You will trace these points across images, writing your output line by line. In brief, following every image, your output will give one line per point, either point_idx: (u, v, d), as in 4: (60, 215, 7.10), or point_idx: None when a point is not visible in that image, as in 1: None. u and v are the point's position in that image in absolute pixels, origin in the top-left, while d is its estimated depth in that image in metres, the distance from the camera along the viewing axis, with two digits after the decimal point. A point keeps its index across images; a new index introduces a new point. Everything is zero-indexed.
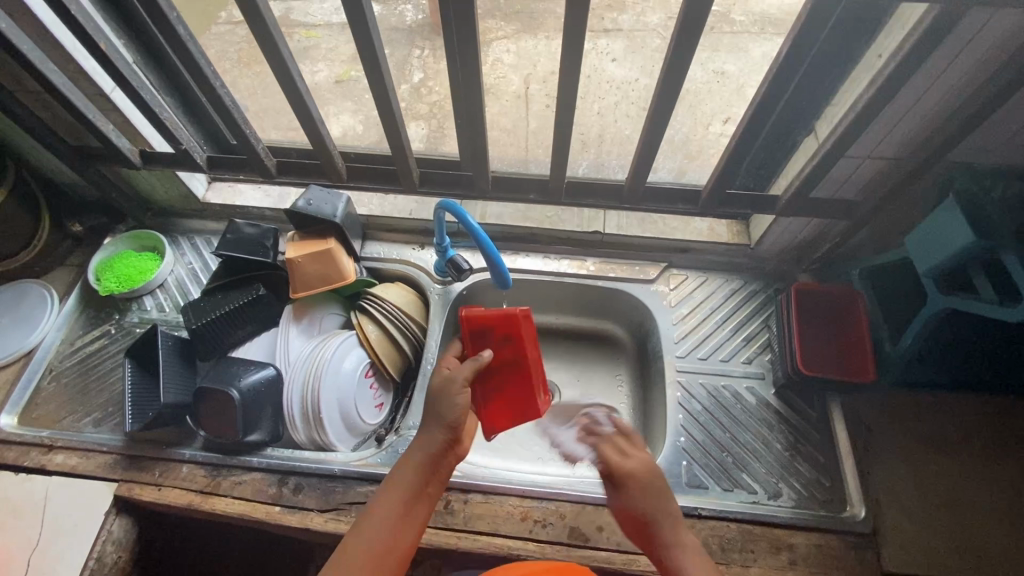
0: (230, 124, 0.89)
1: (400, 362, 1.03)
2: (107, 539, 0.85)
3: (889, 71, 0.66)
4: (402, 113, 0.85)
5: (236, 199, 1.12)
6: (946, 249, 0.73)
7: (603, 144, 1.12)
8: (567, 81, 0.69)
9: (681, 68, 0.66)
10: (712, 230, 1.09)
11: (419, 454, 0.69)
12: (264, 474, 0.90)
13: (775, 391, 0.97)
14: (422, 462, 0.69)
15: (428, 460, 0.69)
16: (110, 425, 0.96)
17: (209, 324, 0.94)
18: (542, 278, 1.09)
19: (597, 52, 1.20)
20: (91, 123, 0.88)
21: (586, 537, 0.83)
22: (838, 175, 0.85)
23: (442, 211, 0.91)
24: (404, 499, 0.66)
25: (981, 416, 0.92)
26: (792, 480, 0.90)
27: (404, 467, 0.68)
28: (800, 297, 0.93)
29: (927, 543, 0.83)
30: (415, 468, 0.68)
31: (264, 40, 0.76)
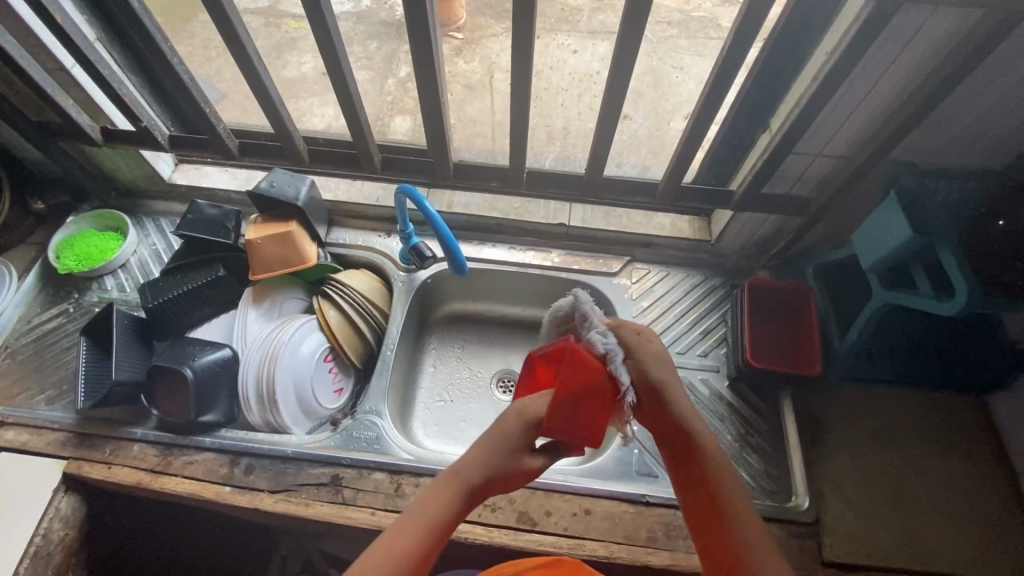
0: (190, 104, 0.88)
1: (360, 347, 1.03)
2: (55, 516, 0.85)
3: (831, 67, 0.67)
4: (362, 100, 0.86)
5: (202, 180, 1.12)
6: (886, 246, 0.76)
7: (570, 137, 1.13)
8: (521, 69, 0.70)
9: (628, 60, 0.67)
10: (675, 226, 1.11)
11: (459, 481, 0.61)
12: (216, 455, 0.90)
13: (728, 383, 0.99)
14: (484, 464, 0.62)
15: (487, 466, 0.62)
16: (63, 403, 0.95)
17: (165, 304, 0.94)
18: (507, 268, 1.10)
19: (560, 45, 1.24)
20: (50, 97, 0.87)
21: (533, 521, 0.84)
22: (791, 172, 0.87)
23: (403, 197, 0.92)
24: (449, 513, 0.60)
25: (926, 411, 0.94)
26: (740, 471, 0.91)
27: (444, 489, 0.61)
28: (753, 291, 0.95)
29: (867, 533, 0.85)
30: (457, 495, 0.60)
31: (221, 22, 0.76)
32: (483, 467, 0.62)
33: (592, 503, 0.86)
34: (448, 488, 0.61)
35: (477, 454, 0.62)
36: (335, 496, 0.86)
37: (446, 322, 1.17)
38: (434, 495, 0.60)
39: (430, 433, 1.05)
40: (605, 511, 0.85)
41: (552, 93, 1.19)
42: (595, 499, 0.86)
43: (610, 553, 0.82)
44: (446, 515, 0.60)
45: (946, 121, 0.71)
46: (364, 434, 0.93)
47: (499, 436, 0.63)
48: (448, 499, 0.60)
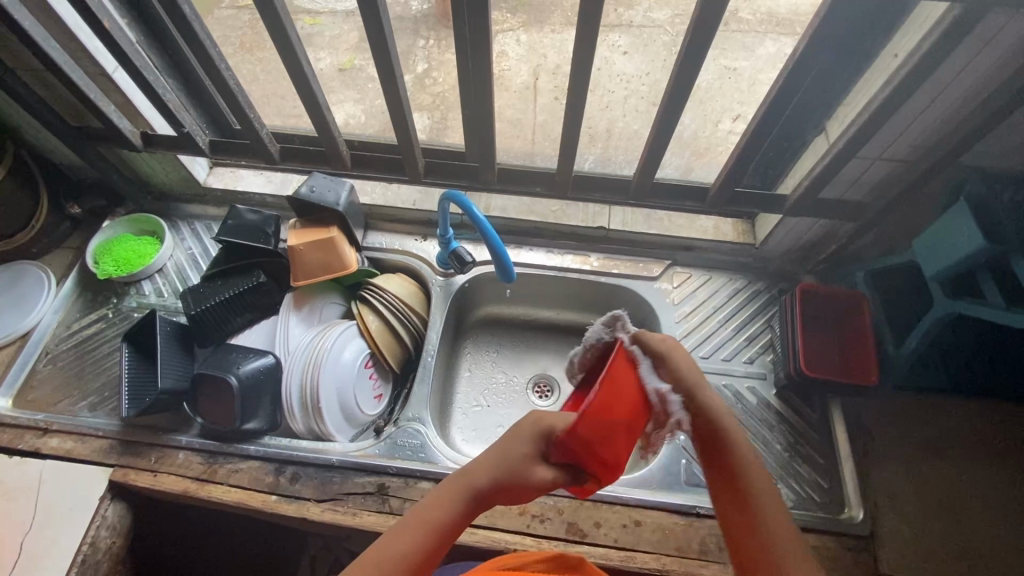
0: (234, 107, 0.87)
1: (399, 353, 1.02)
2: (102, 524, 0.84)
3: (906, 71, 0.65)
4: (410, 103, 0.84)
5: (237, 184, 1.11)
6: (953, 255, 0.74)
7: (611, 139, 1.10)
8: (579, 74, 0.68)
9: (695, 64, 0.65)
10: (718, 228, 1.08)
11: (466, 482, 0.59)
12: (260, 463, 0.89)
13: (776, 391, 0.97)
14: (492, 466, 0.60)
15: (497, 468, 0.59)
16: (106, 409, 0.95)
17: (208, 310, 0.93)
18: (546, 272, 1.08)
19: (609, 45, 1.21)
20: (93, 103, 0.86)
21: (583, 533, 0.83)
22: (848, 176, 0.84)
23: (447, 201, 0.90)
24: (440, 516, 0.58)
25: (979, 420, 0.92)
26: (791, 481, 0.89)
27: (468, 476, 0.60)
28: (804, 298, 0.93)
29: (924, 547, 0.83)
30: (456, 502, 0.59)
31: (272, 25, 0.75)
32: (496, 473, 0.59)
33: (642, 514, 0.85)
34: (470, 477, 0.60)
35: (493, 459, 0.60)
36: (381, 506, 0.85)
37: (480, 327, 1.15)
38: (449, 488, 0.60)
39: (469, 439, 1.04)
40: (655, 523, 0.84)
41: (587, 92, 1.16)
42: (645, 510, 0.85)
43: (662, 565, 0.81)
44: (450, 518, 0.59)
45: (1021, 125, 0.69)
46: (407, 441, 0.92)
47: (509, 449, 0.60)
48: (464, 486, 0.59)
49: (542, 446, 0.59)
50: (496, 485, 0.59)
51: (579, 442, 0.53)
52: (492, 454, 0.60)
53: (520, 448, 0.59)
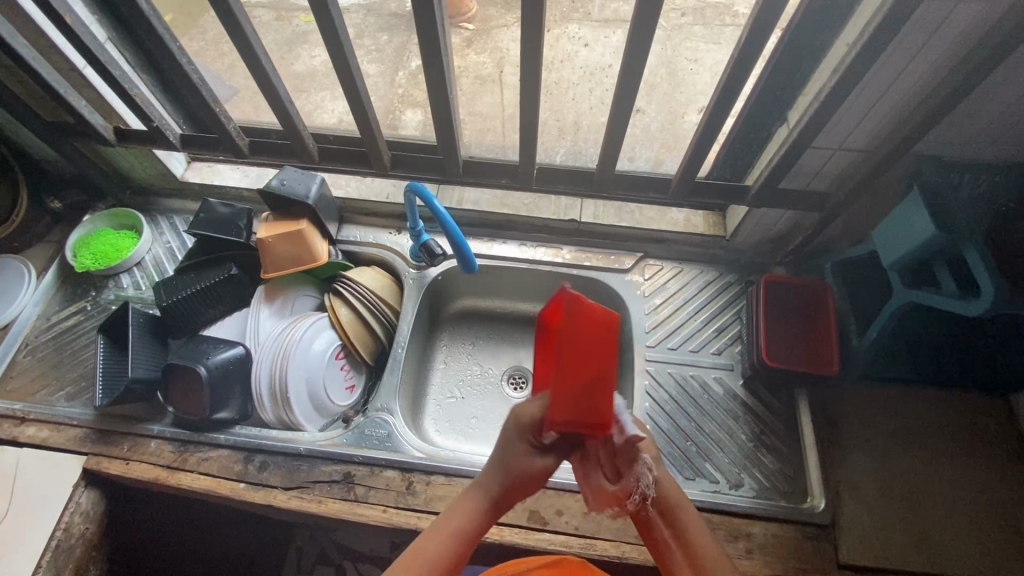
0: (200, 102, 0.88)
1: (370, 344, 1.03)
2: (75, 510, 0.87)
3: (851, 60, 0.65)
4: (370, 96, 0.85)
5: (214, 178, 1.13)
6: (908, 244, 0.74)
7: (580, 131, 1.11)
8: (529, 65, 0.69)
9: (641, 55, 0.65)
10: (689, 220, 1.09)
11: (481, 485, 0.62)
12: (230, 452, 0.91)
13: (743, 381, 0.97)
14: (497, 469, 0.62)
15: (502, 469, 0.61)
16: (82, 399, 0.97)
17: (180, 302, 0.95)
18: (517, 265, 1.09)
19: (568, 37, 1.22)
20: (62, 98, 0.87)
21: (545, 520, 0.84)
22: (809, 165, 0.85)
23: (412, 194, 0.91)
24: (466, 526, 0.60)
25: (946, 411, 0.92)
26: (754, 470, 0.90)
27: (482, 484, 0.62)
28: (768, 289, 0.93)
29: (884, 537, 0.83)
30: (476, 505, 0.61)
31: (229, 20, 0.76)
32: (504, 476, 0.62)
33: None
34: (484, 484, 0.62)
35: (498, 464, 0.62)
36: (347, 493, 0.87)
37: (456, 319, 1.16)
38: (464, 501, 0.62)
39: (441, 429, 1.05)
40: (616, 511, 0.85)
41: (561, 86, 1.17)
42: None
43: (621, 552, 0.82)
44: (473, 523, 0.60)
45: (971, 115, 0.69)
46: (375, 431, 0.93)
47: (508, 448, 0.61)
48: (483, 493, 0.62)
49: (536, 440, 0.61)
50: (508, 484, 0.62)
51: (568, 420, 0.53)
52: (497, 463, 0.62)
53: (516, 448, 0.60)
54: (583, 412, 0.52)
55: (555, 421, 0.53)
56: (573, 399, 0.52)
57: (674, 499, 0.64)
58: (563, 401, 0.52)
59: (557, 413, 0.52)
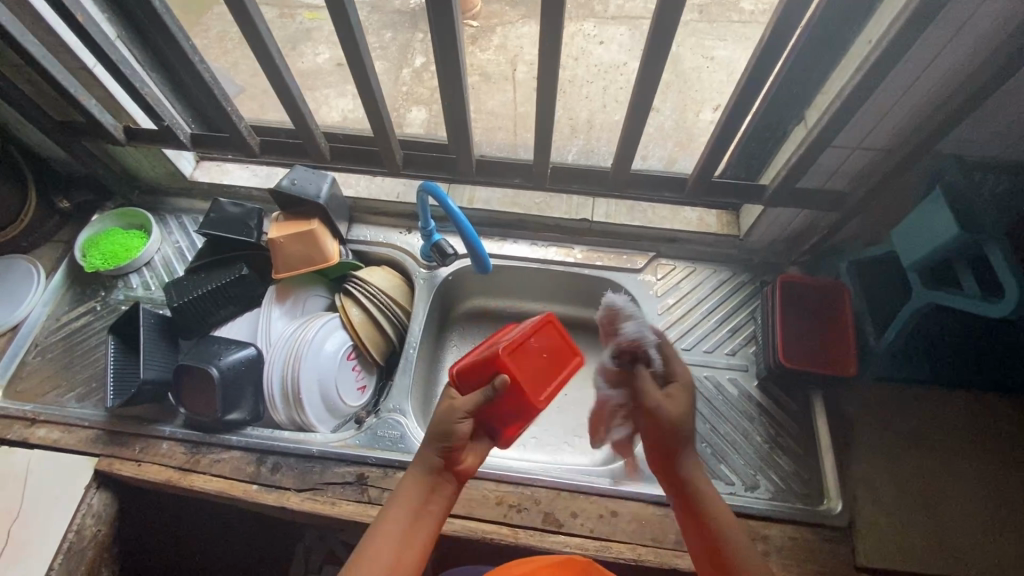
0: (212, 101, 0.88)
1: (382, 345, 1.02)
2: (87, 512, 0.86)
3: (876, 57, 0.64)
4: (384, 95, 0.84)
5: (223, 178, 1.12)
6: (929, 245, 0.73)
7: (593, 130, 1.10)
8: (547, 63, 0.68)
9: (661, 52, 0.65)
10: (702, 219, 1.08)
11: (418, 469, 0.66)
12: (242, 453, 0.90)
13: (758, 383, 0.97)
14: (428, 454, 0.66)
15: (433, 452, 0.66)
16: (93, 400, 0.96)
17: (192, 303, 0.94)
18: (528, 265, 1.08)
19: (584, 35, 1.21)
20: (72, 97, 0.86)
21: (560, 523, 0.84)
22: (828, 165, 0.84)
23: (424, 194, 0.91)
24: (411, 509, 0.63)
25: (963, 411, 0.91)
26: (770, 472, 0.89)
27: (400, 502, 0.64)
28: (785, 289, 0.92)
29: (903, 539, 0.83)
30: (420, 488, 0.65)
31: (242, 18, 0.75)
32: (420, 486, 0.65)
33: (619, 505, 0.85)
34: (400, 505, 0.64)
35: (411, 481, 0.65)
36: (360, 495, 0.86)
37: (467, 319, 1.15)
38: (386, 524, 0.62)
39: None
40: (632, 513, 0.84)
41: (572, 84, 1.16)
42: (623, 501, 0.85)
43: (638, 555, 0.81)
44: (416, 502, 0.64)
45: (996, 113, 0.68)
46: (388, 433, 0.92)
47: (434, 430, 0.66)
48: (403, 512, 0.63)
49: (435, 436, 0.66)
50: (428, 490, 0.65)
51: (468, 372, 0.69)
52: (411, 480, 0.65)
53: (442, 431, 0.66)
54: (477, 360, 0.69)
55: (462, 380, 0.70)
56: (473, 355, 0.70)
57: (700, 485, 0.69)
58: (467, 360, 0.70)
59: (459, 364, 0.70)
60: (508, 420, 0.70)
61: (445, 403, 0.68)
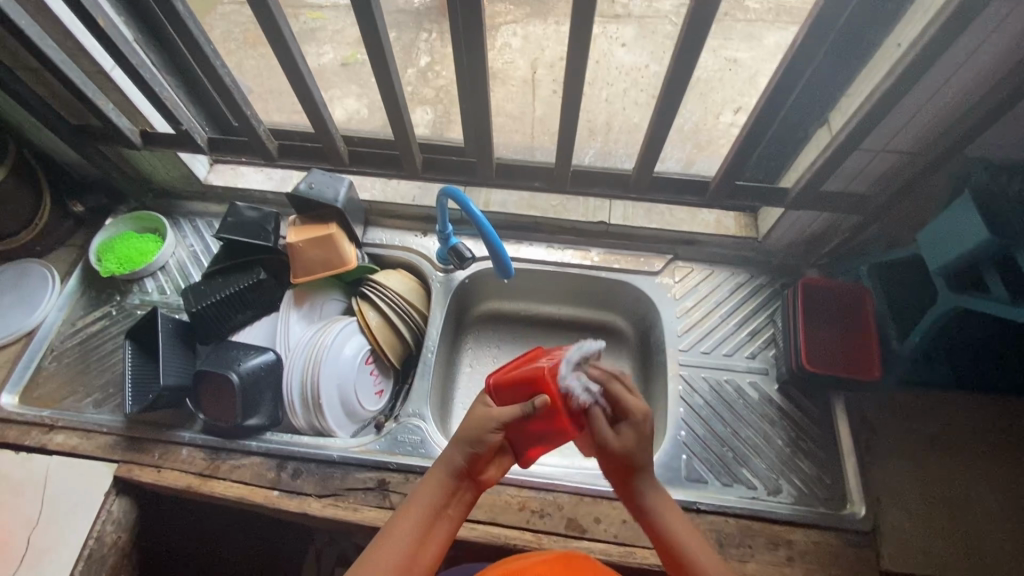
0: (231, 105, 0.87)
1: (399, 349, 1.02)
2: (107, 519, 0.86)
3: (908, 60, 0.64)
4: (405, 97, 0.84)
5: (238, 181, 1.12)
6: (956, 249, 0.73)
7: (611, 132, 1.10)
8: (575, 66, 0.67)
9: (692, 55, 0.64)
10: (720, 222, 1.07)
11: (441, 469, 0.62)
12: (262, 459, 0.90)
13: (778, 386, 0.96)
14: (452, 457, 0.62)
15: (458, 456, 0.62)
16: (110, 406, 0.95)
17: (210, 307, 0.94)
18: (545, 267, 1.07)
19: (607, 37, 1.19)
20: (90, 101, 0.86)
21: (583, 528, 0.83)
22: (851, 168, 0.83)
23: (445, 198, 0.90)
24: (426, 514, 0.60)
25: (985, 415, 0.91)
26: (792, 476, 0.89)
27: (419, 502, 0.61)
28: (806, 292, 0.92)
29: (927, 543, 0.82)
30: (438, 491, 0.61)
31: (265, 21, 0.75)
32: (441, 489, 0.61)
33: None
34: (418, 507, 0.60)
35: (433, 483, 0.61)
36: (382, 501, 0.86)
37: (482, 322, 1.15)
38: (401, 524, 0.59)
39: None
40: None
41: (588, 86, 1.15)
42: None
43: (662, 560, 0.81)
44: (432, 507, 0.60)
45: None
46: (408, 438, 0.92)
47: (463, 434, 0.62)
48: (418, 514, 0.60)
49: (465, 440, 0.62)
50: (448, 495, 0.61)
51: (508, 386, 0.66)
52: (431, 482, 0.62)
53: (470, 437, 0.62)
54: (516, 381, 0.65)
55: (499, 391, 0.67)
56: (516, 371, 0.66)
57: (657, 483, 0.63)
58: (509, 371, 0.67)
59: (499, 376, 0.67)
60: (537, 441, 0.64)
61: (479, 410, 0.65)
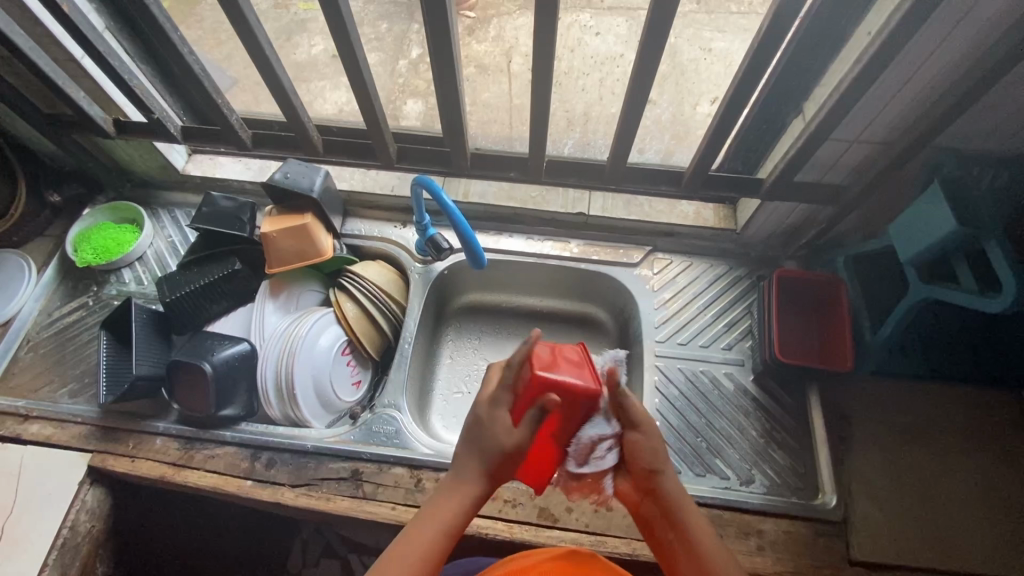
0: (201, 94, 0.87)
1: (377, 340, 1.02)
2: (81, 508, 0.86)
3: (875, 50, 0.63)
4: (376, 86, 0.83)
5: (216, 171, 1.11)
6: (927, 238, 0.72)
7: (590, 122, 1.09)
8: (542, 55, 0.67)
9: (660, 42, 0.64)
10: (699, 214, 1.07)
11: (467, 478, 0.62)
12: (236, 449, 0.90)
13: (754, 377, 0.96)
14: (480, 465, 0.62)
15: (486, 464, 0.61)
16: (85, 396, 0.95)
17: (184, 297, 0.93)
18: (525, 259, 1.07)
19: (581, 26, 1.19)
20: (60, 89, 0.85)
21: (555, 517, 0.84)
22: (825, 158, 0.83)
23: (419, 188, 0.90)
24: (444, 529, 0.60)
25: (957, 405, 0.91)
26: (765, 467, 0.89)
27: (447, 505, 0.61)
28: (781, 283, 0.92)
29: (896, 532, 0.83)
30: (459, 500, 0.61)
31: (231, 10, 0.74)
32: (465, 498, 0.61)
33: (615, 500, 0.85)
34: (437, 518, 0.61)
35: (458, 488, 0.61)
36: (355, 491, 0.86)
37: (462, 314, 1.14)
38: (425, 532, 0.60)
39: (449, 426, 1.04)
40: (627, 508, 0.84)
41: (565, 76, 1.15)
42: None
43: (632, 549, 0.81)
44: (451, 518, 0.61)
45: (994, 107, 0.67)
46: (383, 428, 0.92)
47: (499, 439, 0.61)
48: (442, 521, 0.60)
49: (490, 447, 0.61)
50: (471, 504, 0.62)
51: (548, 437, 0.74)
52: (455, 499, 0.61)
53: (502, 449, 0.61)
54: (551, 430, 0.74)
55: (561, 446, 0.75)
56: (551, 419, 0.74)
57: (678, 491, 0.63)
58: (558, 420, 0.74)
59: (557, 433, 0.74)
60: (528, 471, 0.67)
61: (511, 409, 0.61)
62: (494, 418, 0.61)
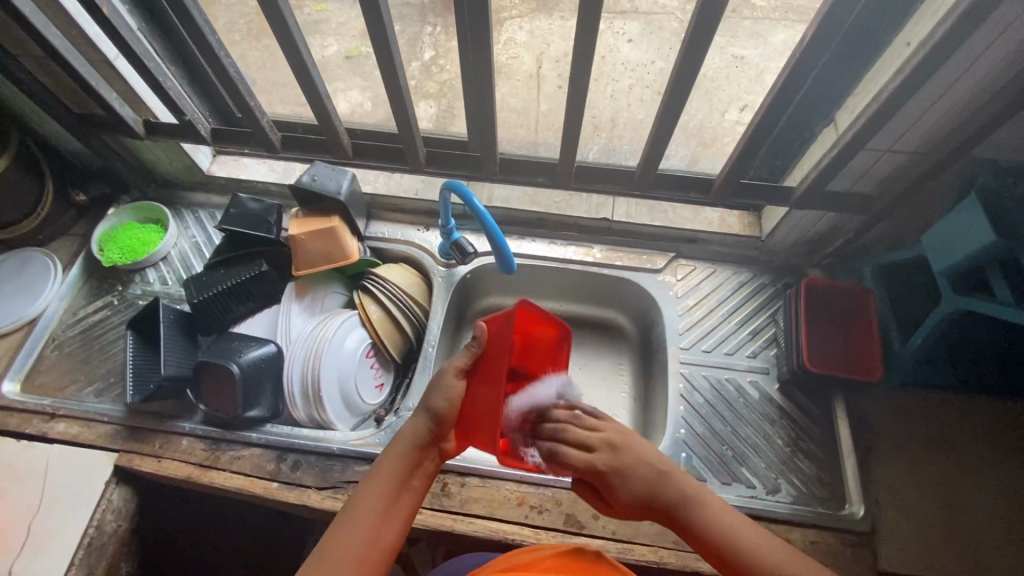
0: (234, 95, 0.87)
1: (399, 343, 1.02)
2: (107, 508, 0.86)
3: (917, 61, 0.63)
4: (410, 90, 0.83)
5: (240, 172, 1.11)
6: (962, 249, 0.72)
7: (616, 128, 1.10)
8: (581, 62, 0.67)
9: (701, 49, 0.64)
10: (723, 220, 1.07)
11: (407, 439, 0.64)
12: (262, 451, 0.90)
13: (779, 386, 0.96)
14: (420, 429, 0.65)
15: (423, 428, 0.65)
16: (111, 397, 0.96)
17: (212, 298, 0.94)
18: (547, 263, 1.07)
19: (612, 32, 1.18)
20: (94, 90, 0.86)
21: (581, 524, 0.83)
22: (857, 168, 0.83)
23: (448, 192, 0.90)
24: (386, 497, 0.61)
25: (983, 416, 0.91)
26: (791, 476, 0.89)
27: (383, 475, 0.63)
28: (809, 292, 0.92)
29: (924, 543, 0.82)
30: (394, 467, 0.63)
31: (271, 14, 0.74)
32: (404, 460, 0.63)
33: None
34: (378, 483, 0.62)
35: (396, 456, 0.63)
36: None
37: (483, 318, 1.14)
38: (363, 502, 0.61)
39: None
40: None
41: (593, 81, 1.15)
42: None
43: (659, 557, 0.81)
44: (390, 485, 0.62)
45: None
46: None
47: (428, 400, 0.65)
48: (383, 494, 0.61)
49: (427, 407, 0.65)
50: (410, 467, 0.64)
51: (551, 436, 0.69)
52: (390, 462, 0.63)
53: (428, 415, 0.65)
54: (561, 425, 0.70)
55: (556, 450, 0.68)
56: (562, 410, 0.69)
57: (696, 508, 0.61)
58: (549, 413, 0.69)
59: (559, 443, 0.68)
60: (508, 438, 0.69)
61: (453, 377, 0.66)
62: (440, 379, 0.65)
